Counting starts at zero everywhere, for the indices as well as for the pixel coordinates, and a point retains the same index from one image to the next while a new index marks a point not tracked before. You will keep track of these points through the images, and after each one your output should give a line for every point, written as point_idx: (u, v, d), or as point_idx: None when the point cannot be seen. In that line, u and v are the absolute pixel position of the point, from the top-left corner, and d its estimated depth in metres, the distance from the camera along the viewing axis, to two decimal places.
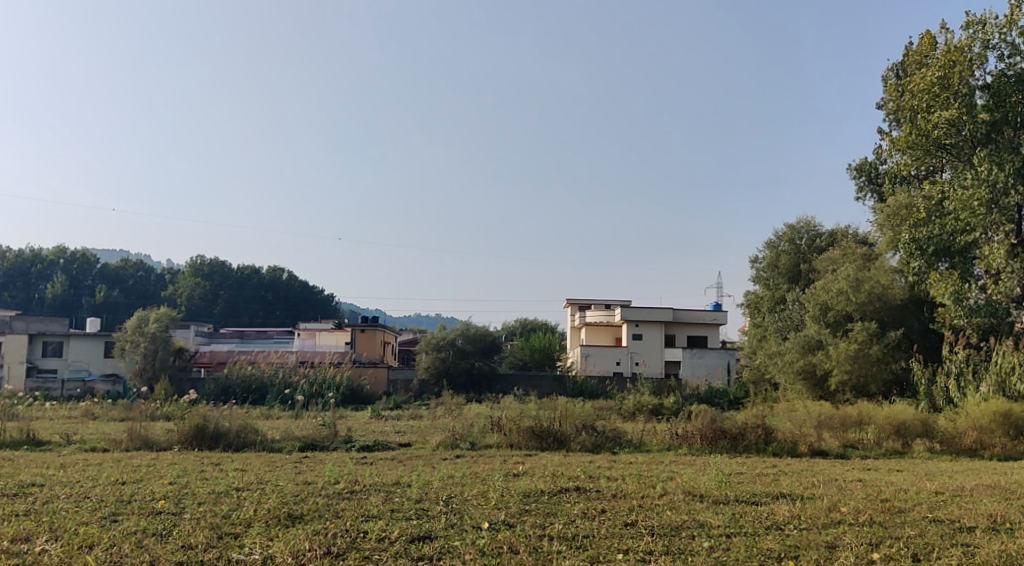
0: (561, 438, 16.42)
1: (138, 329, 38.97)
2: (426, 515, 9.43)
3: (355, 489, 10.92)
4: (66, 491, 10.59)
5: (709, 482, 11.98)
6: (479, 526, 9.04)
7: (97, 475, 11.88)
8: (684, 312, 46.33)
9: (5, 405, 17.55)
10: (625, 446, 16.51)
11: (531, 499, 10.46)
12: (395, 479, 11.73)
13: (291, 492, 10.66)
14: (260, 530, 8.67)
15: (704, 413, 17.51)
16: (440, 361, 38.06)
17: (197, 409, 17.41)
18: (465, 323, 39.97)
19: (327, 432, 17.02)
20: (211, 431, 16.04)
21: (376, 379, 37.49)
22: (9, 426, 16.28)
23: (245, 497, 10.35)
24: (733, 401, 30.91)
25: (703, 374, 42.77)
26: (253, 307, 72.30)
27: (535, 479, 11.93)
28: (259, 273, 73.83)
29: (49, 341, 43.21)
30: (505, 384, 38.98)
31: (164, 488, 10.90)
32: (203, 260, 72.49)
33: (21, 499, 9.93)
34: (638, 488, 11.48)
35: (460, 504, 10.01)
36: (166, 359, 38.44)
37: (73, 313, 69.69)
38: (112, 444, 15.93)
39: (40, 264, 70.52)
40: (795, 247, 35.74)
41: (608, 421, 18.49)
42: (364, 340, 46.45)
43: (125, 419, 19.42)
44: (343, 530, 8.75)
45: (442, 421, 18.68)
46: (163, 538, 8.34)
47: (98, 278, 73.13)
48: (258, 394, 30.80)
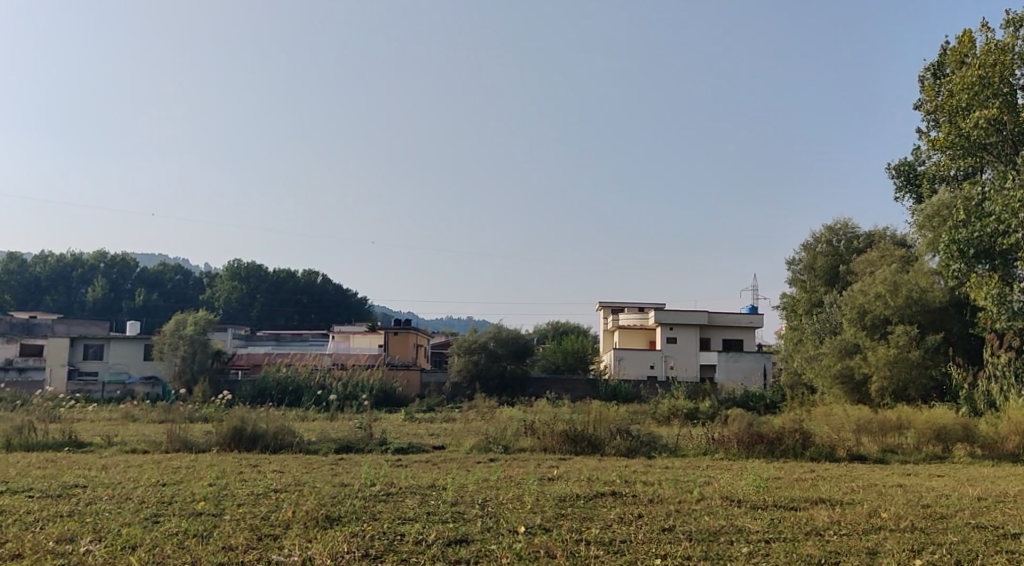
0: (596, 442, 16.33)
1: (176, 332, 39.49)
2: (462, 519, 9.43)
3: (390, 491, 10.95)
4: (108, 491, 10.78)
5: (748, 488, 11.87)
6: (515, 529, 9.03)
7: (138, 477, 12.07)
8: (719, 315, 45.98)
9: (47, 407, 17.87)
10: (660, 450, 16.43)
11: (566, 503, 10.42)
12: (431, 482, 11.77)
13: (329, 494, 10.73)
14: (299, 532, 8.73)
15: (741, 418, 17.37)
16: (473, 364, 38.15)
17: (234, 411, 17.59)
18: (497, 325, 39.97)
19: (363, 433, 17.13)
20: (249, 433, 16.23)
21: (410, 382, 37.67)
22: (52, 429, 16.56)
23: (284, 498, 10.45)
24: (769, 405, 30.62)
25: (740, 379, 42.39)
26: (289, 309, 72.94)
27: (570, 484, 11.87)
28: (294, 276, 74.38)
29: (89, 344, 43.81)
30: (538, 388, 39.04)
31: (203, 489, 11.02)
32: (240, 263, 73.28)
33: (65, 500, 10.11)
34: (674, 493, 11.41)
35: (495, 507, 10.00)
36: (204, 361, 38.88)
37: (113, 316, 70.85)
38: (153, 446, 16.13)
39: (81, 269, 71.89)
40: (832, 249, 35.35)
41: (643, 425, 18.37)
42: (397, 343, 46.65)
43: (164, 422, 19.67)
44: (381, 532, 8.79)
45: (475, 424, 18.69)
46: (204, 539, 8.44)
47: (137, 282, 74.26)
48: (294, 395, 31.02)
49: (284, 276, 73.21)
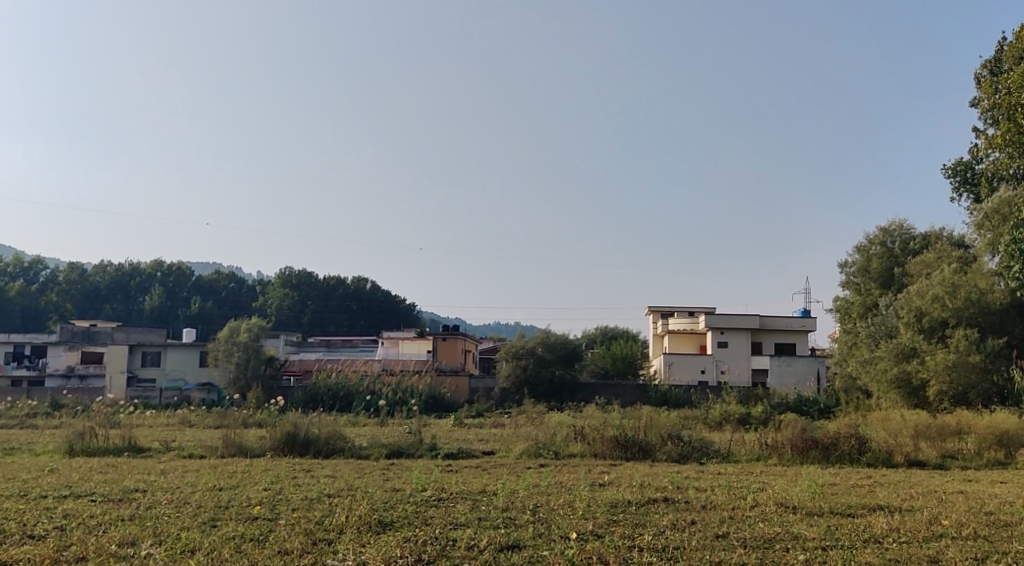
0: (646, 448, 16.21)
1: (230, 339, 40.23)
2: (513, 524, 9.42)
3: (441, 496, 11.01)
4: (167, 495, 11.02)
5: (803, 494, 11.65)
6: (567, 536, 9.00)
7: (196, 481, 12.32)
8: (771, 319, 45.38)
9: (107, 413, 18.34)
10: (712, 455, 16.25)
11: (618, 510, 10.37)
12: (482, 488, 11.79)
13: (380, 499, 10.82)
14: (352, 536, 8.83)
15: (795, 423, 17.11)
16: (521, 370, 38.15)
17: (287, 417, 17.84)
18: (545, 331, 39.94)
19: (413, 439, 17.26)
20: (302, 439, 16.45)
21: (459, 387, 37.82)
22: (113, 434, 16.99)
23: (337, 503, 10.57)
24: (823, 410, 30.10)
25: (793, 383, 41.81)
26: (340, 316, 73.78)
27: (621, 490, 11.80)
28: (344, 283, 75.18)
29: (147, 351, 44.84)
30: (587, 393, 38.90)
31: (258, 494, 11.19)
32: (292, 270, 74.36)
33: (126, 504, 10.36)
34: (727, 499, 11.26)
35: (547, 513, 9.97)
36: (258, 368, 39.50)
37: (170, 323, 72.42)
38: (209, 451, 16.45)
39: (139, 278, 73.76)
40: (887, 250, 34.66)
41: (694, 430, 18.19)
42: (445, 348, 46.86)
43: (219, 427, 20.05)
44: (433, 537, 8.84)
45: (524, 430, 18.68)
46: (260, 543, 8.57)
47: (193, 289, 75.78)
48: (346, 401, 31.34)
49: (334, 283, 74.17)
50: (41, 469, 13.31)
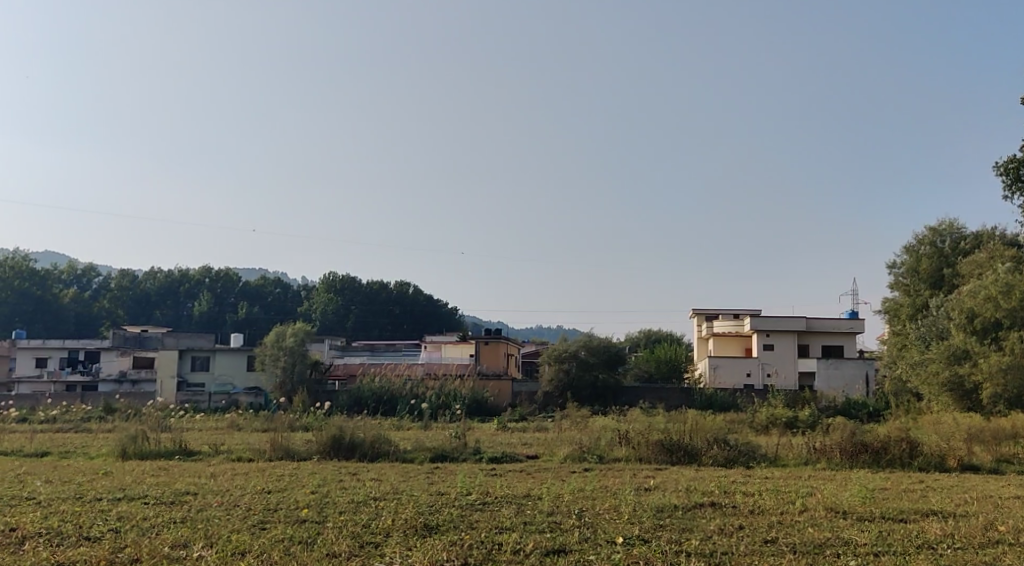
0: (692, 452, 16.04)
1: (277, 344, 40.76)
2: (558, 529, 9.40)
3: (486, 500, 11.02)
4: (218, 498, 11.20)
5: (853, 499, 11.44)
6: (613, 540, 8.95)
7: (245, 484, 12.50)
8: (818, 321, 44.70)
9: (158, 418, 18.69)
10: (759, 459, 16.04)
11: (665, 514, 10.28)
12: (526, 492, 11.77)
13: (426, 503, 10.86)
14: (399, 539, 8.87)
15: (843, 427, 16.81)
16: (563, 373, 38.09)
17: (333, 420, 18.01)
18: (588, 334, 39.84)
19: (457, 443, 17.30)
20: (348, 442, 16.60)
21: (501, 391, 37.83)
22: (164, 438, 17.32)
23: (383, 506, 10.64)
24: (872, 413, 29.58)
25: (841, 386, 41.20)
26: (382, 320, 74.40)
27: (668, 495, 11.68)
28: (387, 287, 75.72)
29: (197, 355, 45.61)
30: (631, 397, 38.67)
31: (306, 496, 11.31)
32: (336, 275, 75.18)
33: (178, 507, 10.55)
34: (776, 504, 11.10)
35: (592, 518, 9.93)
36: (304, 372, 39.97)
37: (218, 328, 73.60)
38: (257, 454, 16.69)
39: (188, 284, 75.15)
40: (937, 250, 33.94)
41: (740, 434, 17.98)
42: (488, 352, 46.93)
43: (267, 430, 20.32)
44: (479, 541, 8.85)
45: (568, 434, 18.63)
46: (309, 546, 8.66)
47: (240, 295, 76.88)
48: (389, 405, 31.54)
49: (377, 288, 74.80)
50: (95, 472, 13.61)
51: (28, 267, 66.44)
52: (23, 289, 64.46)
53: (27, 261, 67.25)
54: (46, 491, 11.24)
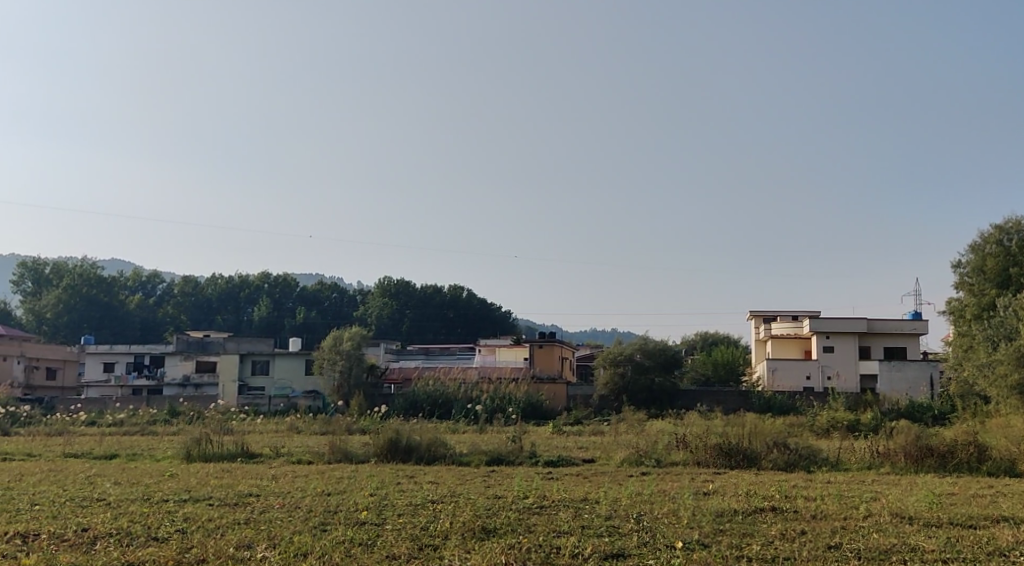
0: (751, 456, 15.82)
1: (334, 347, 41.29)
2: (617, 533, 9.34)
3: (543, 504, 11.01)
4: (280, 500, 11.39)
5: (920, 504, 11.18)
6: (673, 545, 8.86)
7: (306, 486, 12.70)
8: (879, 323, 43.74)
9: (221, 421, 19.08)
10: (820, 464, 15.76)
11: (724, 519, 10.15)
12: (584, 496, 11.74)
13: (483, 506, 10.88)
14: (457, 542, 8.92)
15: (908, 430, 16.39)
16: (619, 376, 37.94)
17: (390, 424, 18.18)
18: (644, 337, 39.62)
19: (512, 446, 17.31)
20: (404, 445, 16.73)
21: (557, 395, 37.73)
22: (228, 440, 17.68)
23: (441, 509, 10.69)
24: (938, 417, 28.84)
25: (904, 389, 40.27)
26: (437, 324, 74.88)
27: (727, 499, 11.52)
28: (442, 291, 76.09)
29: (257, 360, 46.51)
30: (687, 400, 38.28)
31: (366, 499, 11.44)
32: (390, 280, 75.95)
33: (242, 508, 10.77)
34: (839, 509, 10.87)
35: (651, 522, 9.84)
36: (360, 375, 40.42)
37: (277, 333, 74.88)
38: (317, 457, 16.93)
39: (248, 289, 76.68)
40: (1004, 249, 32.94)
41: (801, 438, 17.66)
42: (543, 356, 46.93)
43: (326, 434, 20.57)
44: (538, 544, 8.84)
45: (625, 437, 18.52)
46: (370, 548, 8.76)
47: (298, 300, 78.09)
48: (445, 408, 31.72)
49: (431, 292, 75.18)
50: (161, 474, 13.96)
51: (96, 274, 68.46)
52: (90, 296, 66.60)
53: (94, 268, 69.38)
54: (115, 493, 11.57)
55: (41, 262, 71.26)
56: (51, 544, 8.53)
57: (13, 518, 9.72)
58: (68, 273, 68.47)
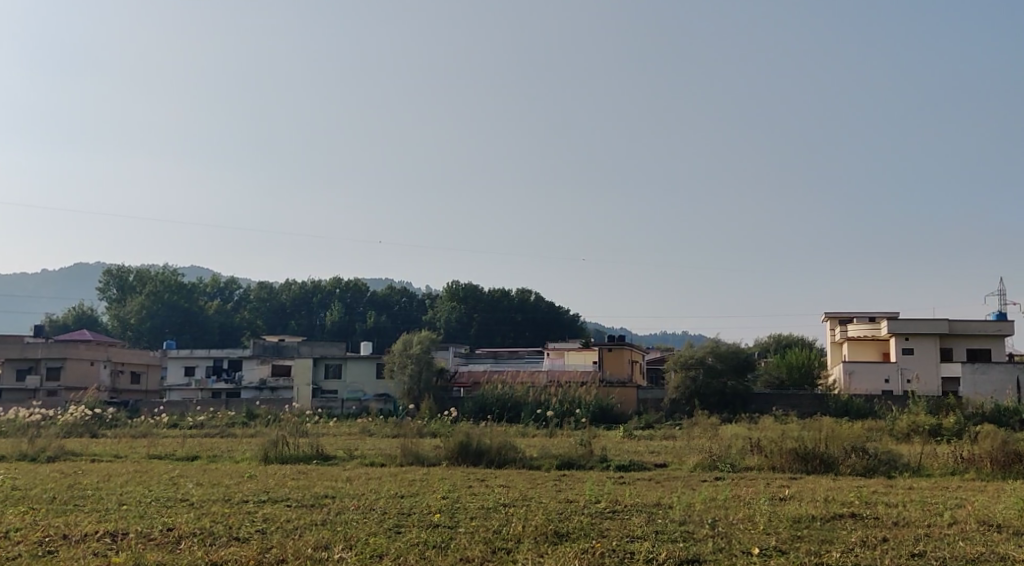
0: (829, 461, 15.43)
1: (404, 351, 41.78)
2: (692, 538, 9.24)
3: (615, 509, 10.94)
4: (355, 501, 11.59)
5: (1008, 511, 10.75)
6: (749, 551, 8.72)
7: (380, 488, 12.87)
8: (961, 323, 42.27)
9: (297, 423, 19.52)
10: (901, 469, 15.31)
11: (802, 525, 9.95)
12: (657, 500, 11.63)
13: (555, 510, 10.87)
14: (530, 546, 8.93)
15: (995, 435, 15.80)
16: (691, 380, 37.36)
17: (459, 427, 18.32)
18: (715, 340, 39.10)
19: (583, 450, 17.25)
20: (475, 448, 16.82)
21: (627, 399, 37.40)
22: (303, 443, 18.06)
23: (513, 512, 10.74)
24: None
25: (988, 392, 38.87)
26: (504, 328, 75.17)
27: (804, 505, 11.27)
28: (509, 295, 76.15)
29: (330, 363, 47.34)
30: (761, 404, 37.58)
31: (438, 501, 11.54)
32: (459, 283, 76.53)
33: (318, 509, 11.00)
34: (922, 516, 10.54)
35: (726, 528, 9.71)
36: (430, 379, 40.81)
37: (349, 337, 76.23)
38: (390, 459, 17.13)
39: (320, 294, 78.15)
40: None
41: (881, 443, 17.17)
42: (612, 359, 46.66)
43: (398, 437, 20.82)
44: (611, 549, 8.79)
45: (698, 442, 18.27)
46: (443, 550, 8.83)
47: (368, 304, 79.18)
48: (514, 412, 31.78)
49: (499, 295, 75.41)
50: (240, 476, 14.35)
51: (177, 281, 70.59)
52: (171, 302, 68.78)
53: (175, 274, 71.66)
54: (197, 493, 11.94)
55: (126, 270, 73.92)
56: (139, 543, 8.83)
57: (104, 517, 10.09)
58: (150, 280, 70.95)
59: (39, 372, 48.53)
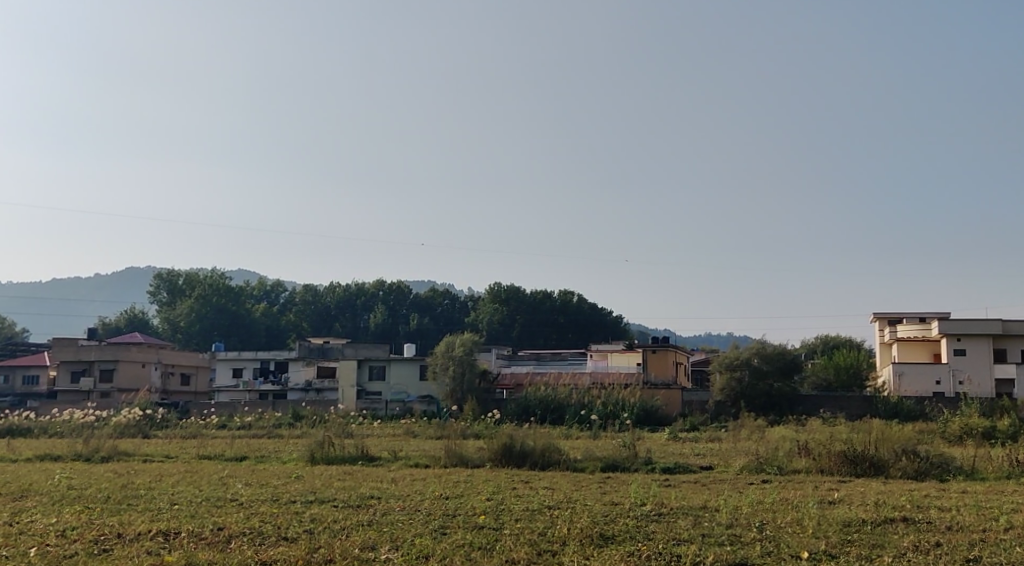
0: (879, 464, 15.14)
1: (446, 353, 41.99)
2: (739, 542, 9.13)
3: (662, 511, 10.87)
4: (400, 502, 11.67)
5: None
6: (798, 555, 8.59)
7: (424, 490, 12.95)
8: (1016, 324, 41.23)
9: (342, 425, 19.73)
10: (954, 472, 14.98)
11: (852, 529, 9.77)
12: (703, 503, 11.53)
13: (600, 512, 10.83)
14: (576, 548, 8.91)
15: None
16: (736, 381, 37.02)
17: (503, 428, 18.37)
18: (760, 341, 38.69)
19: (627, 452, 17.15)
20: (518, 450, 16.85)
21: (671, 400, 36.93)
22: (349, 444, 18.25)
23: (558, 515, 10.72)
24: None
25: None
26: (547, 330, 75.15)
27: (854, 509, 11.06)
28: (552, 296, 75.96)
29: (374, 365, 47.77)
30: (808, 405, 37.10)
31: (483, 503, 11.54)
32: (501, 285, 76.67)
33: (364, 510, 11.09)
34: (978, 521, 10.29)
35: (775, 531, 9.57)
36: (473, 381, 40.96)
37: (392, 338, 76.94)
38: (434, 460, 17.24)
39: (364, 296, 78.91)
40: None
41: (932, 445, 16.81)
42: (656, 361, 46.38)
43: (442, 438, 20.93)
44: (658, 552, 8.73)
45: (743, 444, 18.07)
46: (489, 552, 8.84)
47: (411, 306, 79.59)
48: (557, 413, 31.75)
49: (542, 297, 75.33)
50: (288, 476, 14.55)
51: (224, 284, 71.79)
52: (220, 305, 69.88)
53: (223, 278, 72.78)
54: (246, 493, 12.12)
55: (176, 274, 75.26)
56: (190, 542, 8.98)
57: (156, 516, 10.28)
58: (199, 284, 72.25)
59: (92, 374, 49.64)
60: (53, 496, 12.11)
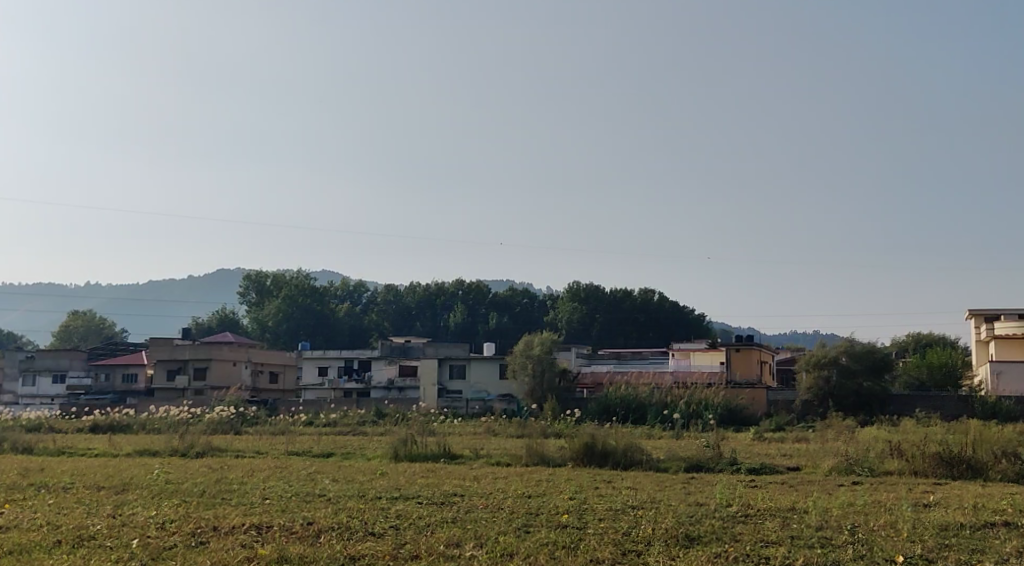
0: (977, 466, 14.51)
1: (525, 351, 42.06)
2: (831, 544, 8.90)
3: (749, 512, 10.65)
4: (483, 500, 11.74)
5: None
6: (893, 559, 8.31)
7: (507, 488, 13.02)
8: None
9: (424, 422, 19.95)
10: None
11: (950, 533, 9.41)
12: (791, 504, 11.27)
13: (685, 513, 10.69)
14: (661, 548, 8.83)
15: None
16: (823, 381, 36.05)
17: (584, 427, 18.29)
18: (849, 340, 37.63)
19: (712, 452, 16.88)
20: (600, 449, 16.76)
21: (756, 399, 36.18)
22: (431, 442, 18.48)
23: (642, 514, 10.63)
24: None
25: None
26: (627, 329, 74.61)
27: (950, 512, 10.67)
28: (632, 295, 75.36)
29: (455, 364, 48.21)
30: (899, 405, 35.94)
31: (565, 503, 11.52)
32: (580, 284, 76.39)
33: (448, 507, 11.22)
34: None
35: (867, 534, 9.29)
36: (552, 380, 40.97)
37: (472, 337, 77.48)
38: (516, 459, 17.31)
39: (444, 296, 79.69)
40: None
41: None
42: (739, 361, 45.45)
43: (524, 436, 20.98)
44: (745, 554, 8.57)
45: (833, 444, 17.59)
46: (573, 551, 8.84)
47: (491, 306, 79.90)
48: (638, 413, 31.47)
49: (621, 295, 74.85)
50: (373, 473, 14.80)
51: (309, 285, 73.45)
52: (305, 305, 71.51)
53: (308, 278, 74.44)
54: (333, 489, 12.38)
55: (263, 275, 77.37)
56: (282, 536, 9.24)
57: (249, 510, 10.61)
58: (285, 285, 74.12)
59: (186, 372, 51.45)
60: (152, 489, 12.61)
